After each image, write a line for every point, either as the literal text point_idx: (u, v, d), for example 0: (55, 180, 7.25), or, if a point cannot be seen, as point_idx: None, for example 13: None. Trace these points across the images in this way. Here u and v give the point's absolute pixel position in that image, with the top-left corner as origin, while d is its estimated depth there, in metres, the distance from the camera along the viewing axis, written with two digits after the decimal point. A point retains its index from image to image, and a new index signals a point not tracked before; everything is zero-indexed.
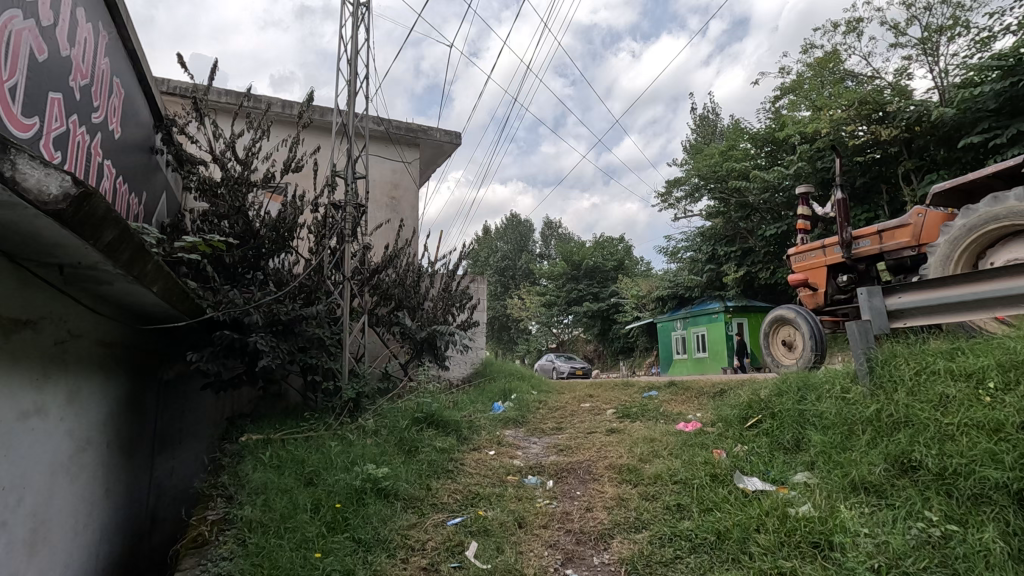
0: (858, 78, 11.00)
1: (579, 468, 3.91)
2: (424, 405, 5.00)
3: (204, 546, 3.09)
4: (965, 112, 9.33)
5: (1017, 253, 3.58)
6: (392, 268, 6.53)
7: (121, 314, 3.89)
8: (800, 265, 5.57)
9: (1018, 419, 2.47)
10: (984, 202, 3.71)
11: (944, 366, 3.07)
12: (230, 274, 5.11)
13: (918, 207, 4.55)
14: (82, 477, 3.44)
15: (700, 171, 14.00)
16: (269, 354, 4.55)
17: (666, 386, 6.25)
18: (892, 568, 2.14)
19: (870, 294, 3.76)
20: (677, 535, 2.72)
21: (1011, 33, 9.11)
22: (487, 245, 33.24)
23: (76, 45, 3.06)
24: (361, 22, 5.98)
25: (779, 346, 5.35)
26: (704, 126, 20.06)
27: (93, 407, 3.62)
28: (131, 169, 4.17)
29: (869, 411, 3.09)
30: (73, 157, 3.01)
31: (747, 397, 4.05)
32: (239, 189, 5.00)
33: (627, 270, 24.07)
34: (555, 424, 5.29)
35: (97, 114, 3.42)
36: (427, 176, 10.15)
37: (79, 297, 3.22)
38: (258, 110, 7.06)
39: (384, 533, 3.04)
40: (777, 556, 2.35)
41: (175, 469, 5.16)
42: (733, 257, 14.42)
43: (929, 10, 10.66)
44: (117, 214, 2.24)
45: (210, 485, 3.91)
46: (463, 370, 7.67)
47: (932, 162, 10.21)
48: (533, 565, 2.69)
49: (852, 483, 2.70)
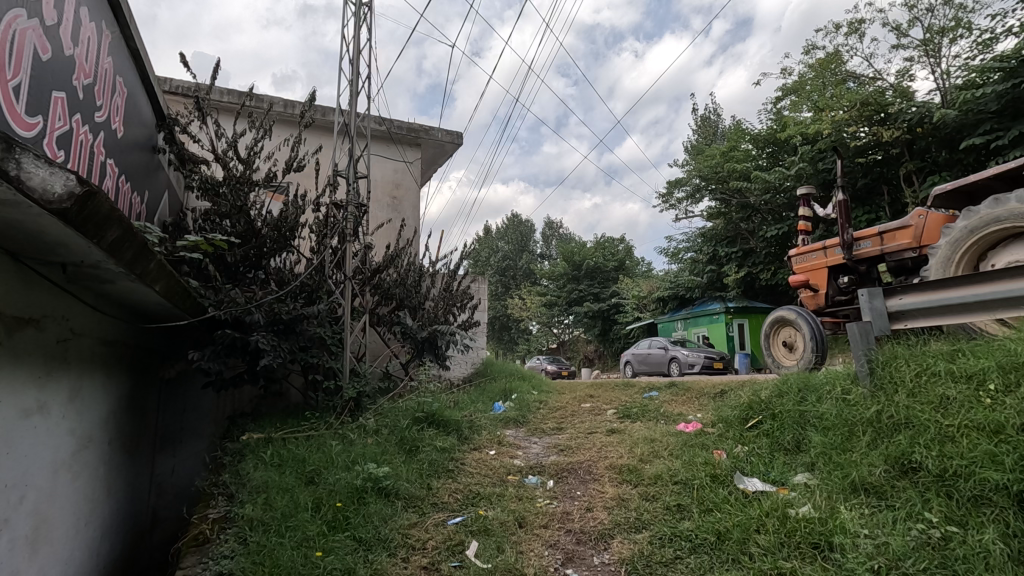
0: (859, 80, 11.05)
1: (579, 468, 3.92)
2: (424, 404, 5.01)
3: (206, 544, 3.10)
4: (966, 114, 9.32)
5: (1018, 255, 3.58)
6: (392, 268, 6.52)
7: (122, 312, 3.89)
8: (800, 266, 5.59)
9: (1018, 420, 2.47)
10: (984, 204, 3.71)
11: (944, 368, 3.08)
12: (232, 273, 5.12)
13: (919, 209, 4.55)
14: (82, 476, 3.43)
15: (700, 171, 14.00)
16: (270, 353, 4.56)
17: (667, 387, 6.27)
18: (892, 569, 2.14)
19: (871, 295, 3.76)
20: (678, 535, 2.72)
21: (1014, 35, 9.11)
22: (487, 245, 33.27)
23: (79, 44, 3.07)
24: (363, 21, 5.99)
25: (779, 347, 5.35)
26: (705, 126, 20.09)
27: (94, 405, 3.62)
28: (133, 167, 4.17)
29: (869, 412, 3.10)
30: (76, 156, 3.03)
31: (747, 397, 4.07)
32: (241, 188, 5.01)
33: (627, 270, 24.10)
34: (555, 424, 5.30)
35: (100, 113, 3.42)
36: (428, 175, 10.15)
37: (80, 295, 3.23)
38: (261, 109, 7.08)
39: (384, 532, 3.04)
40: (777, 556, 2.36)
41: (176, 468, 5.18)
42: (733, 257, 14.42)
43: (931, 12, 10.68)
44: (120, 214, 2.24)
45: (211, 484, 3.92)
46: (463, 370, 7.66)
47: (934, 163, 10.19)
48: (532, 565, 2.69)
49: (853, 484, 2.70)
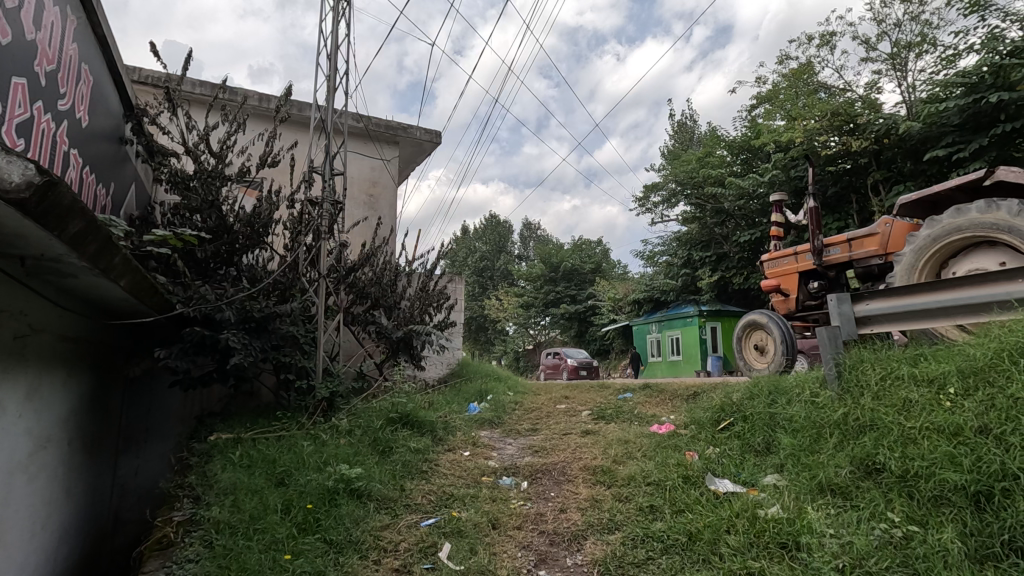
0: (831, 90, 11.47)
1: (555, 469, 3.93)
2: (398, 404, 4.96)
3: (170, 548, 3.01)
4: (931, 127, 9.60)
5: (978, 264, 3.72)
6: (368, 266, 6.42)
7: (85, 308, 3.77)
8: (773, 271, 5.72)
9: (976, 424, 2.55)
10: (946, 213, 3.83)
11: (907, 372, 3.17)
12: (202, 269, 5.00)
13: (886, 217, 4.70)
14: (40, 476, 3.31)
15: (677, 176, 14.21)
16: (241, 352, 4.44)
17: (641, 387, 6.39)
18: (856, 568, 2.19)
19: (839, 300, 3.86)
20: (650, 536, 2.75)
21: (976, 53, 9.44)
22: (466, 245, 33.30)
23: (42, 29, 2.96)
24: (342, 15, 5.93)
25: (751, 350, 5.45)
26: (682, 132, 20.45)
27: (53, 405, 3.50)
28: (98, 158, 4.02)
29: (837, 415, 3.17)
30: (37, 145, 2.91)
31: (720, 400, 4.16)
32: (212, 181, 4.87)
33: (604, 272, 24.34)
34: (529, 425, 5.33)
35: (64, 101, 3.30)
36: (405, 174, 10.12)
37: (41, 289, 3.11)
38: (234, 102, 6.96)
39: (356, 534, 3.00)
40: (747, 557, 2.39)
41: (140, 469, 5.04)
42: (707, 261, 14.61)
43: (899, 27, 11.07)
44: (84, 206, 2.16)
45: (177, 485, 3.80)
46: (439, 371, 7.63)
47: (899, 173, 10.51)
48: (506, 566, 2.69)
49: (820, 485, 2.76)
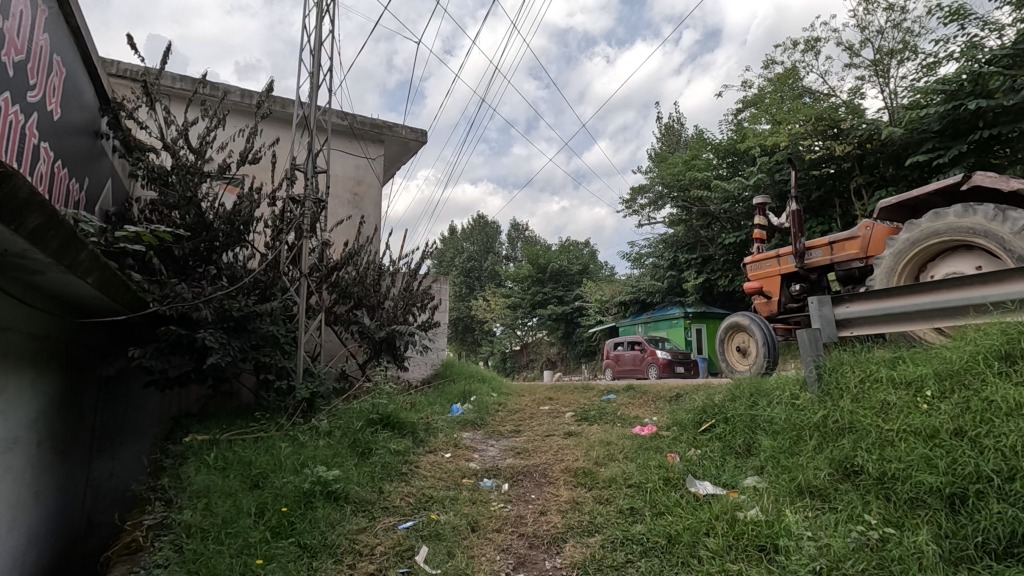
0: (815, 95, 11.60)
1: (536, 471, 3.90)
2: (379, 405, 4.89)
3: (138, 553, 2.94)
4: (912, 133, 9.72)
5: (956, 267, 3.75)
6: (352, 265, 6.35)
7: (56, 306, 3.68)
8: (755, 273, 5.75)
9: (951, 426, 2.57)
10: (925, 217, 3.87)
11: (885, 374, 3.19)
12: (180, 267, 4.91)
13: (866, 220, 4.73)
14: (7, 478, 3.22)
15: (664, 179, 14.25)
16: (218, 351, 4.36)
17: (625, 389, 6.38)
18: (833, 570, 2.18)
19: (820, 303, 3.93)
20: (630, 538, 2.73)
21: (955, 60, 9.57)
22: (453, 246, 33.15)
23: (10, 18, 2.88)
24: (326, 11, 5.85)
25: (734, 353, 5.46)
26: (670, 134, 20.57)
27: (21, 405, 3.41)
28: (71, 152, 3.92)
29: (816, 417, 3.18)
30: (4, 136, 2.83)
31: (702, 402, 4.16)
32: (191, 177, 4.74)
33: (591, 274, 24.42)
34: (513, 426, 5.28)
35: (34, 93, 3.22)
36: (390, 173, 10.04)
37: (8, 288, 3.03)
38: (215, 97, 6.85)
39: (332, 538, 2.94)
40: (725, 559, 2.38)
41: (114, 470, 4.93)
42: (694, 263, 14.68)
43: (881, 34, 11.23)
44: (43, 199, 2.09)
45: (149, 488, 3.72)
46: (423, 372, 7.57)
47: (881, 178, 10.66)
48: (484, 569, 2.65)
49: (799, 487, 2.76)
